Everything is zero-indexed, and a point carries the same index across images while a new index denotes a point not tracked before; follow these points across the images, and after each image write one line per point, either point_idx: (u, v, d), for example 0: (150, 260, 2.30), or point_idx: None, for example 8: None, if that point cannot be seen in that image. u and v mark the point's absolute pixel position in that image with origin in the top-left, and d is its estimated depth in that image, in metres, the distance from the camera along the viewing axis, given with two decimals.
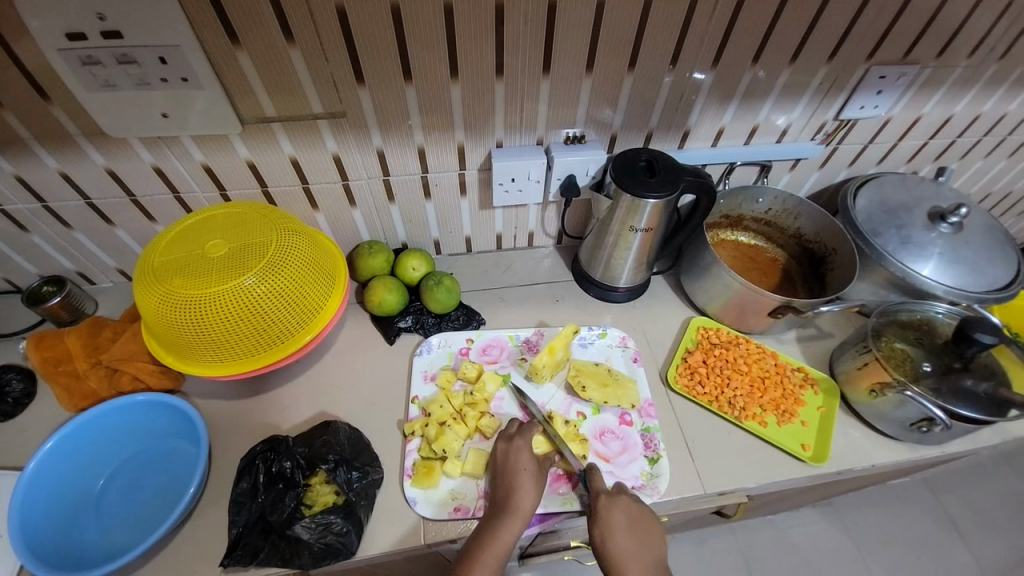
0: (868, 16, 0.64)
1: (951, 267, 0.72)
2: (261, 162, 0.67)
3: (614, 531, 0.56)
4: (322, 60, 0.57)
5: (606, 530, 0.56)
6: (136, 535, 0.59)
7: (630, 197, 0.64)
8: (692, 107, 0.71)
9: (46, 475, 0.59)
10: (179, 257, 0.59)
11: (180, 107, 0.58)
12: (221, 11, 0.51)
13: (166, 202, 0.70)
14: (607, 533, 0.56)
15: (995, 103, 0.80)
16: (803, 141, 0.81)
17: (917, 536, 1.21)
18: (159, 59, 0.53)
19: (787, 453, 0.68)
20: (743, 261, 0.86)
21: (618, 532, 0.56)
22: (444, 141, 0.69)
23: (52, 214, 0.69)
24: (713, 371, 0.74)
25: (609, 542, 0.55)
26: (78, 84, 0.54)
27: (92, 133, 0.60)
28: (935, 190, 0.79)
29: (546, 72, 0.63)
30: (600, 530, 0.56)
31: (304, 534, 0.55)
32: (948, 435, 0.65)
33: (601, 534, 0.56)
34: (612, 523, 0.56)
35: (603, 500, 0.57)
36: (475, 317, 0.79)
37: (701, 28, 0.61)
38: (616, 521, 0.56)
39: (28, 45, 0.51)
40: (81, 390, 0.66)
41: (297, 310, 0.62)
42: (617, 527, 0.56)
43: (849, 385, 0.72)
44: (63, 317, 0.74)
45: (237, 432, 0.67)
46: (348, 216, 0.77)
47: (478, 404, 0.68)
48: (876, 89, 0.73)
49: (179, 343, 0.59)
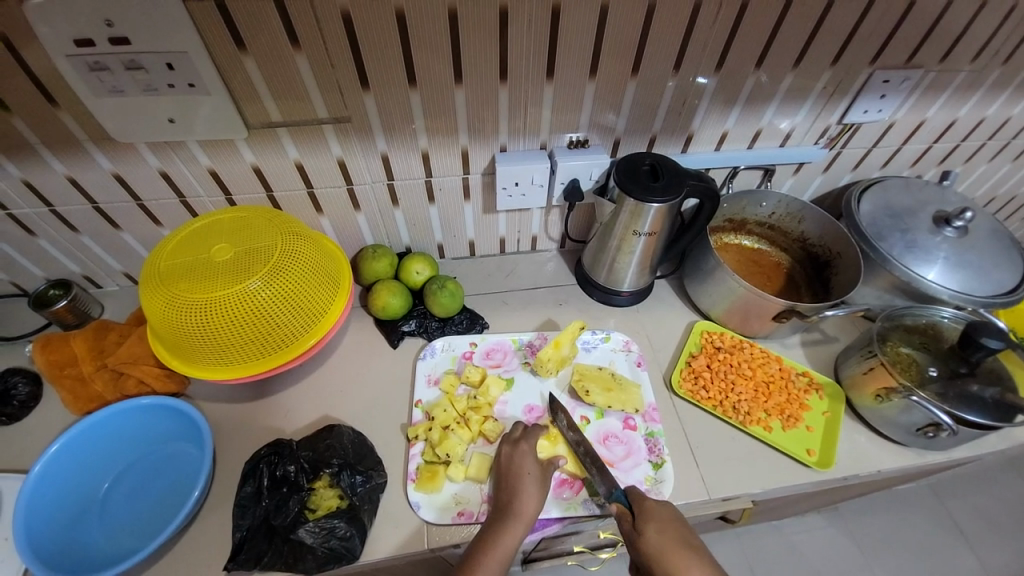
0: (872, 20, 0.64)
1: (956, 271, 0.72)
2: (267, 166, 0.67)
3: (672, 555, 0.53)
4: (326, 65, 0.57)
5: (660, 546, 0.53)
6: (140, 538, 0.59)
7: (634, 202, 0.64)
8: (695, 111, 0.71)
9: (52, 477, 0.59)
10: (185, 260, 0.59)
11: (186, 112, 0.59)
12: (227, 17, 0.51)
13: (171, 206, 0.70)
14: (661, 545, 0.53)
15: (999, 107, 0.80)
16: (806, 145, 0.81)
17: (924, 542, 1.20)
18: (165, 64, 0.54)
19: (792, 457, 0.68)
20: (746, 264, 0.86)
21: (673, 544, 0.53)
22: (448, 146, 0.69)
23: (59, 219, 0.69)
24: (716, 376, 0.74)
25: (672, 570, 0.52)
26: (85, 89, 0.55)
27: (99, 138, 0.61)
28: (939, 194, 0.79)
29: (550, 77, 0.63)
30: (653, 538, 0.54)
31: (308, 537, 0.55)
32: (955, 441, 0.65)
33: (653, 556, 0.53)
34: (666, 536, 0.54)
35: (648, 504, 0.57)
36: (478, 321, 0.79)
37: (704, 33, 0.61)
38: (660, 523, 0.55)
39: (35, 50, 0.51)
40: (87, 393, 0.67)
41: (302, 314, 0.62)
42: (670, 529, 0.55)
43: (854, 389, 0.71)
44: (69, 321, 0.75)
45: (240, 435, 0.67)
46: (352, 221, 0.77)
47: (481, 408, 0.68)
48: (880, 94, 0.73)
49: (184, 346, 0.59)
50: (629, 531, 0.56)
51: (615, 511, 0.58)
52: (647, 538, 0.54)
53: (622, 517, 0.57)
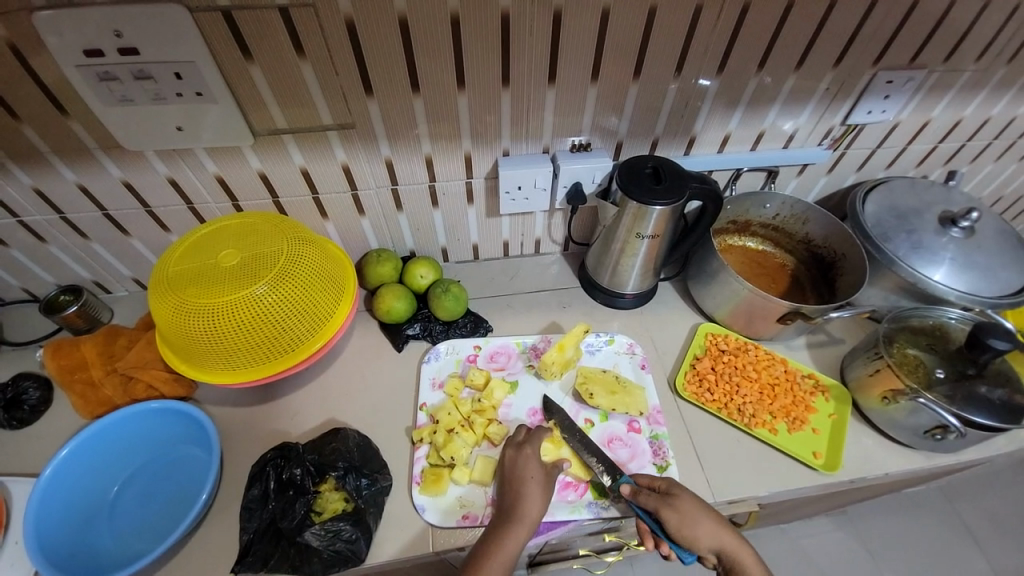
0: (874, 21, 0.64)
1: (962, 272, 0.72)
2: (273, 173, 0.68)
3: (703, 518, 0.57)
4: (331, 73, 0.58)
5: (694, 510, 0.57)
6: (148, 541, 0.60)
7: (636, 205, 0.64)
8: (698, 114, 0.72)
9: (63, 481, 0.60)
10: (193, 266, 0.60)
11: (193, 120, 0.60)
12: (234, 27, 0.52)
13: (179, 212, 0.71)
14: (693, 508, 0.57)
15: (1005, 106, 0.79)
16: (810, 146, 0.81)
17: (933, 546, 1.18)
18: (173, 74, 0.55)
19: (798, 461, 0.68)
20: (750, 266, 0.86)
21: (702, 506, 0.58)
22: (451, 151, 0.70)
23: (69, 225, 0.71)
24: (721, 378, 0.74)
25: (702, 533, 0.56)
26: (96, 99, 0.56)
27: (108, 146, 0.62)
28: (946, 195, 0.79)
29: (552, 82, 0.64)
30: (686, 503, 0.57)
31: (314, 540, 0.56)
32: (964, 443, 0.64)
33: (687, 519, 0.56)
34: (695, 501, 0.58)
35: (661, 484, 0.60)
36: (482, 324, 0.79)
37: (706, 36, 0.62)
38: (690, 492, 0.59)
39: (46, 59, 0.52)
40: (96, 398, 0.67)
41: (307, 318, 0.63)
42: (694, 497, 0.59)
43: (861, 392, 0.71)
44: (80, 326, 0.76)
45: (247, 438, 0.68)
46: (356, 225, 0.78)
47: (486, 411, 0.68)
48: (884, 94, 0.73)
49: (191, 351, 0.60)
50: (651, 507, 0.57)
51: (629, 493, 0.58)
52: (682, 504, 0.57)
53: (639, 496, 0.58)
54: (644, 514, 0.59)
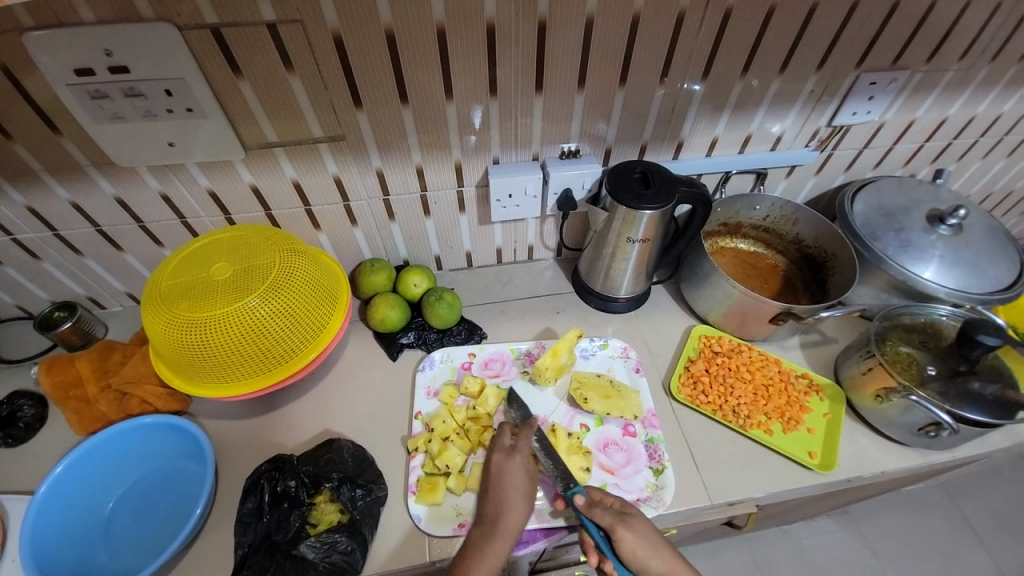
0: (856, 24, 0.65)
1: (951, 269, 0.72)
2: (265, 186, 0.68)
3: (655, 549, 0.55)
4: (321, 87, 0.59)
5: (643, 539, 0.55)
6: (145, 556, 0.60)
7: (626, 209, 0.64)
8: (685, 118, 0.72)
9: (57, 496, 0.60)
10: (186, 280, 0.60)
11: (185, 136, 0.60)
12: (223, 44, 0.53)
13: (172, 227, 0.72)
14: (637, 541, 0.55)
15: (989, 104, 0.80)
16: (798, 148, 0.81)
17: (936, 543, 1.18)
18: (164, 91, 0.55)
19: (793, 461, 0.68)
20: (743, 268, 0.86)
21: (648, 536, 0.56)
22: (441, 160, 0.70)
23: (63, 242, 0.71)
24: (715, 380, 0.74)
25: (652, 564, 0.55)
26: (86, 116, 0.56)
27: (101, 163, 0.62)
28: (933, 193, 0.79)
29: (539, 90, 0.65)
30: (632, 536, 0.55)
31: (309, 553, 0.56)
32: (957, 439, 0.64)
33: (637, 544, 0.55)
34: (649, 525, 0.57)
35: (616, 502, 0.59)
36: (476, 332, 0.80)
37: (689, 43, 0.63)
38: (643, 522, 0.57)
39: (37, 79, 0.53)
40: (92, 414, 0.67)
41: (300, 329, 0.63)
42: (645, 528, 0.56)
43: (854, 391, 0.71)
44: (75, 343, 0.76)
45: (243, 452, 0.68)
46: (349, 236, 0.78)
47: (481, 418, 0.68)
48: (868, 96, 0.74)
49: (185, 365, 0.60)
50: (606, 523, 0.56)
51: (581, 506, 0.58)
52: (637, 526, 0.56)
53: (592, 509, 0.57)
54: (593, 528, 0.57)
